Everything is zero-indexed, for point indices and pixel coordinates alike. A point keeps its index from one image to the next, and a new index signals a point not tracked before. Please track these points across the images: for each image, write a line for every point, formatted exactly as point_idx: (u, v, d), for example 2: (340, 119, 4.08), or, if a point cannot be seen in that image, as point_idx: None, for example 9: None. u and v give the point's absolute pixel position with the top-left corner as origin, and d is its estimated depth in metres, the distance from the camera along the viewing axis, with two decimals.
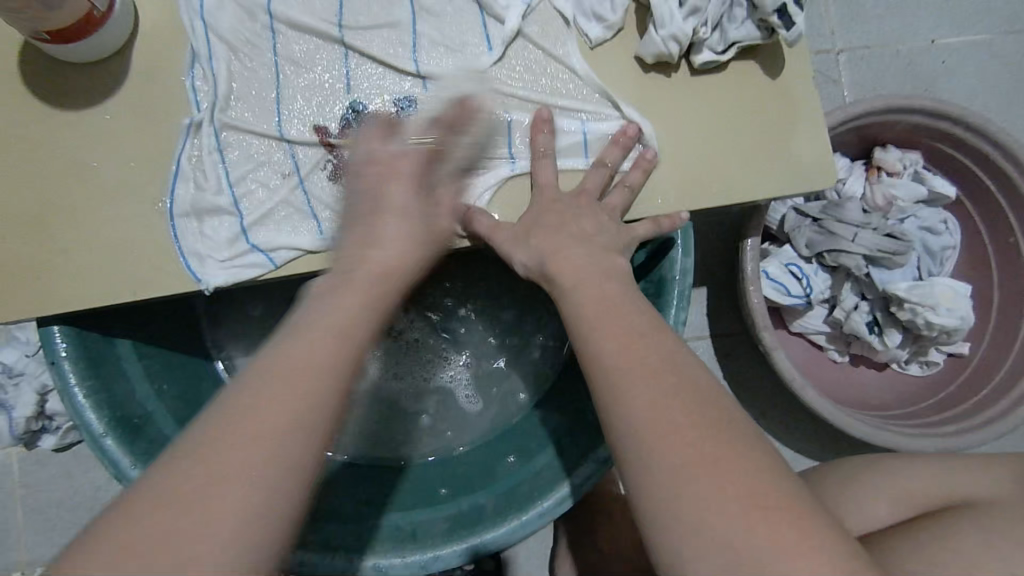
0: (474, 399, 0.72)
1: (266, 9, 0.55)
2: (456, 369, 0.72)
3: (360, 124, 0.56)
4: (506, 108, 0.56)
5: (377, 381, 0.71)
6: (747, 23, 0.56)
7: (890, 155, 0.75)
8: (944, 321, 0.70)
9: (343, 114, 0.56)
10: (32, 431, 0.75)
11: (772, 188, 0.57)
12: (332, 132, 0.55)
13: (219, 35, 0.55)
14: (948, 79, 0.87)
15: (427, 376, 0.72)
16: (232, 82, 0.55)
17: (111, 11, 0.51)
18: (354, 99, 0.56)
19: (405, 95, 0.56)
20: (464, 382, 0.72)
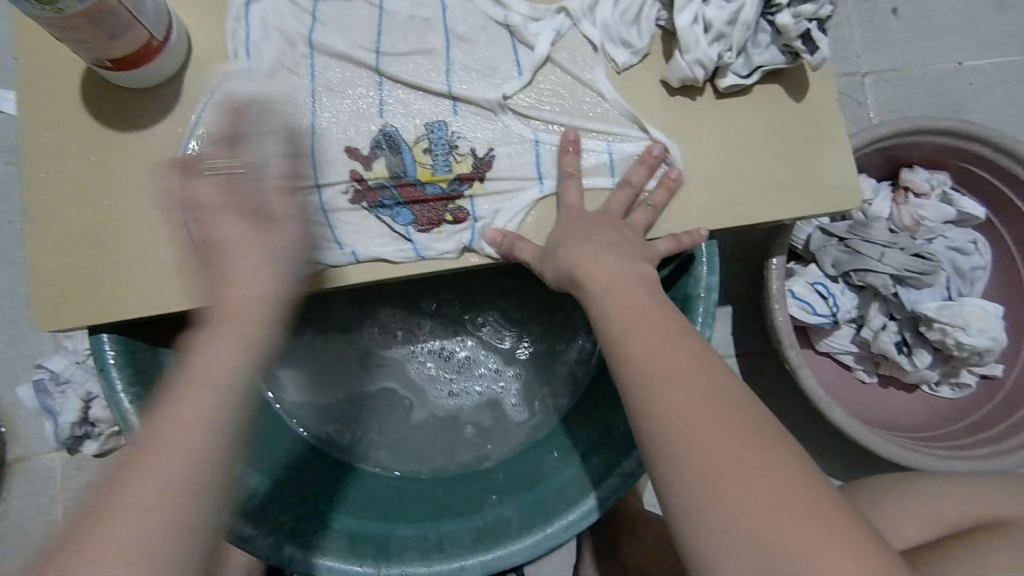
0: (523, 410, 0.72)
1: (308, 38, 0.59)
2: (500, 380, 0.74)
3: (391, 144, 0.58)
4: (535, 130, 0.59)
5: (431, 398, 0.73)
6: (772, 48, 0.58)
7: (917, 176, 0.75)
8: (975, 342, 0.70)
9: (375, 135, 0.58)
10: (75, 436, 0.78)
11: (796, 208, 0.58)
12: (364, 152, 0.58)
13: (263, 65, 0.58)
14: (977, 101, 0.87)
15: (478, 390, 0.73)
16: None
17: (167, 40, 0.55)
18: (387, 122, 0.58)
19: (436, 118, 0.59)
20: (513, 393, 0.73)
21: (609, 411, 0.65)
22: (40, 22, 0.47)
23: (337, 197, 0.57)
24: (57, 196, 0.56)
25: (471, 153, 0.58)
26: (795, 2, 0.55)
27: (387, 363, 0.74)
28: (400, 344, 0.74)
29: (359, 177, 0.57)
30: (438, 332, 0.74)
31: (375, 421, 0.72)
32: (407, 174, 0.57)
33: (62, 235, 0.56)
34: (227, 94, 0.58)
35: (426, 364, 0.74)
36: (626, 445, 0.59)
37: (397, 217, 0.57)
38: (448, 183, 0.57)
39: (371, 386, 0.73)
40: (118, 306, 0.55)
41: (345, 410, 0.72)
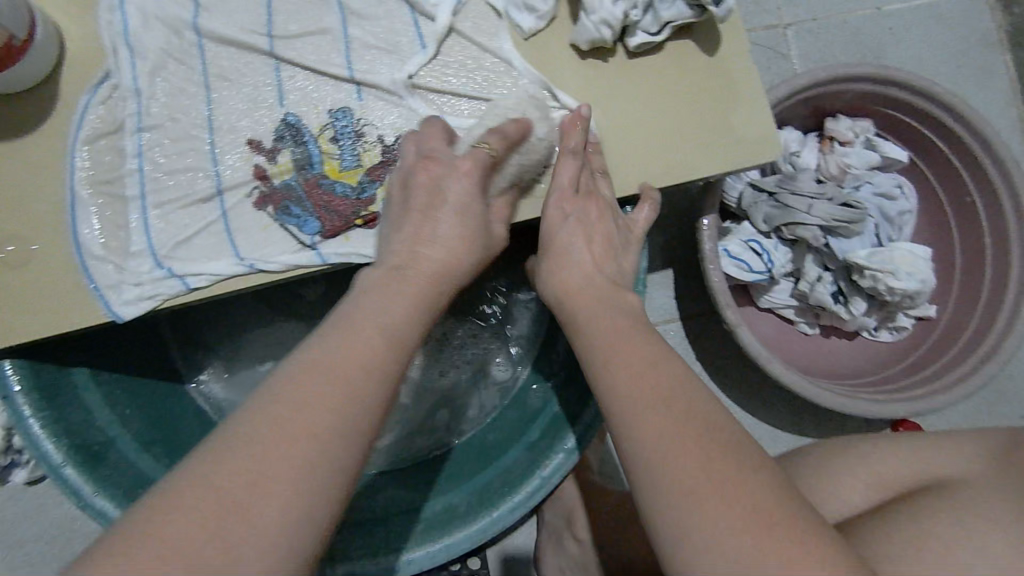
0: (508, 367, 0.71)
1: (192, 25, 0.55)
2: (476, 346, 0.72)
3: (294, 136, 0.55)
4: (445, 117, 0.56)
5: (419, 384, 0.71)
6: (678, 3, 0.56)
7: (841, 125, 0.75)
8: (905, 286, 0.70)
9: (276, 126, 0.55)
10: (1, 467, 0.73)
11: (718, 166, 0.57)
12: (267, 146, 0.55)
13: (143, 56, 0.54)
14: (897, 45, 0.87)
15: (463, 363, 0.72)
16: (164, 102, 0.54)
17: (33, 38, 0.51)
18: (286, 111, 0.55)
19: (337, 104, 0.56)
20: (494, 353, 0.72)
21: (561, 368, 0.64)
22: None
23: (240, 199, 0.54)
24: None
25: (379, 141, 0.55)
26: None
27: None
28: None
29: (265, 176, 0.54)
30: None
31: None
32: (310, 170, 0.55)
33: None
34: (111, 91, 0.54)
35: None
36: (570, 416, 0.58)
37: (303, 226, 0.53)
38: (356, 182, 0.55)
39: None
40: (10, 329, 0.51)
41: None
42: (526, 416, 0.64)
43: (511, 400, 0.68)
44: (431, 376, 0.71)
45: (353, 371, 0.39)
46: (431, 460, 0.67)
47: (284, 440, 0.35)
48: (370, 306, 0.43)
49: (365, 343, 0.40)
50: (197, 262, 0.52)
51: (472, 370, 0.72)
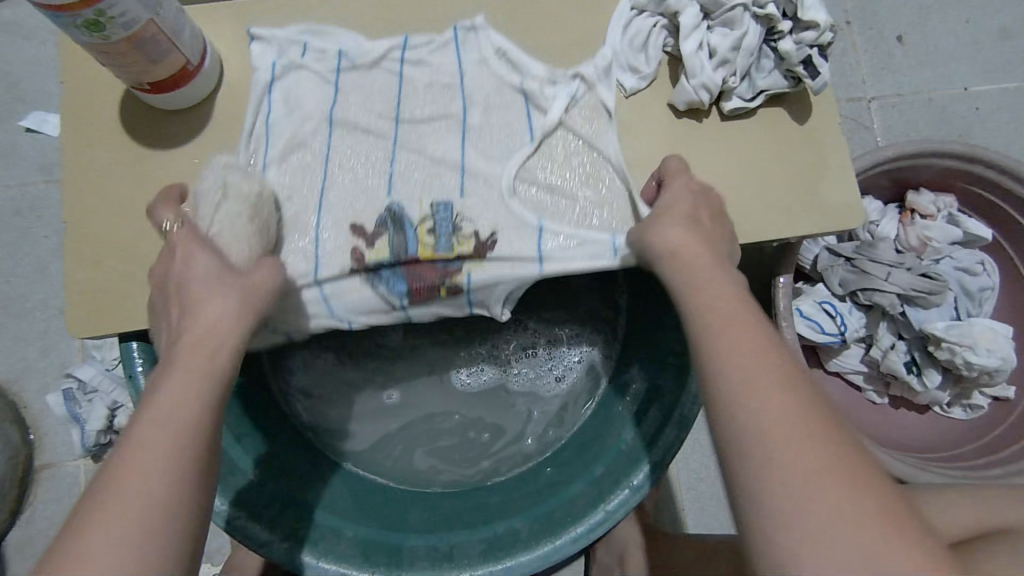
0: (612, 352, 0.74)
1: (333, 84, 0.62)
2: (584, 343, 0.74)
3: (397, 223, 0.58)
4: (537, 215, 0.58)
5: (542, 393, 0.73)
6: (775, 72, 0.60)
7: (922, 198, 0.76)
8: (985, 362, 0.70)
9: (382, 213, 0.59)
10: (99, 445, 0.80)
11: (802, 228, 0.60)
12: (370, 231, 0.58)
13: (279, 137, 0.60)
14: (982, 126, 0.89)
15: (577, 364, 0.74)
16: (294, 155, 0.60)
17: (201, 65, 0.58)
18: (394, 201, 0.59)
19: (443, 199, 0.59)
20: (600, 343, 0.74)
21: (645, 383, 0.66)
22: (86, 47, 0.50)
23: (342, 278, 0.57)
24: (94, 211, 0.59)
25: (474, 236, 0.58)
26: (797, 29, 0.58)
27: (481, 386, 0.74)
28: (491, 373, 0.74)
29: (365, 261, 0.57)
30: (512, 338, 0.74)
31: (491, 430, 0.73)
32: (408, 255, 0.57)
33: (96, 249, 0.58)
34: (250, 139, 0.60)
35: (521, 372, 0.74)
36: (665, 416, 0.61)
37: (396, 293, 0.57)
38: (449, 266, 0.57)
39: (483, 412, 0.73)
40: (149, 312, 0.57)
41: (470, 437, 0.72)
42: (621, 420, 0.66)
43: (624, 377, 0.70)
44: (552, 383, 0.73)
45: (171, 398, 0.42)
46: (555, 458, 0.70)
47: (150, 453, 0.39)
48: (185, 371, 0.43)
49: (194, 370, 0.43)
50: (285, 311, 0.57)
51: (583, 366, 0.74)
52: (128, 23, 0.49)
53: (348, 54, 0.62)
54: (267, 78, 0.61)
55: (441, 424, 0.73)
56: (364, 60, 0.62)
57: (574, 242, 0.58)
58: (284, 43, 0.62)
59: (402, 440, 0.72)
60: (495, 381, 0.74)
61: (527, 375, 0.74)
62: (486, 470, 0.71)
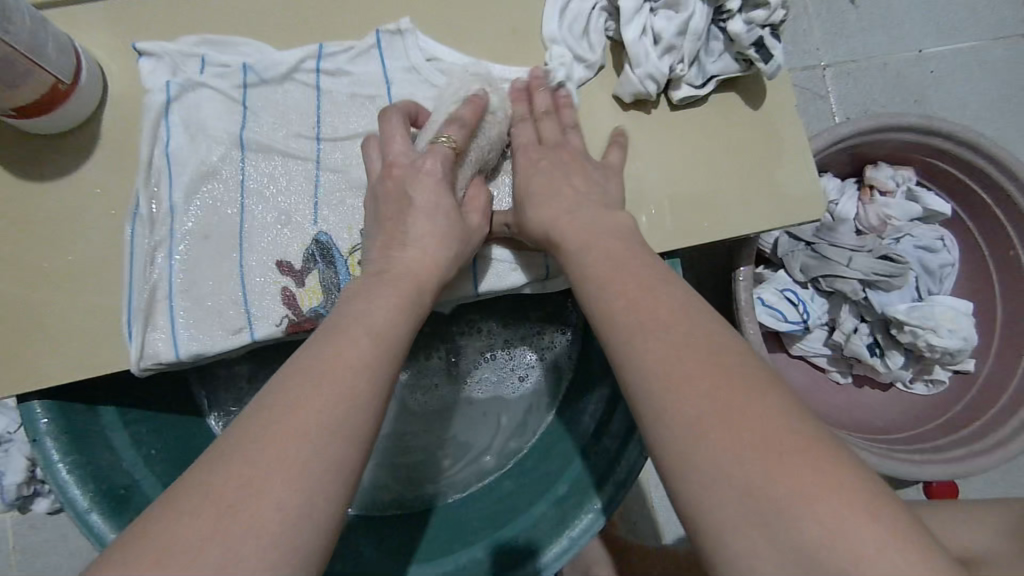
0: (575, 346, 0.70)
1: (241, 102, 0.54)
2: (545, 340, 0.70)
3: (325, 257, 0.53)
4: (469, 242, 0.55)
5: (507, 398, 0.70)
6: (725, 56, 0.55)
7: (882, 174, 0.73)
8: (947, 343, 0.68)
9: (305, 247, 0.53)
10: (22, 497, 0.75)
11: (760, 224, 0.56)
12: (296, 267, 0.53)
13: (181, 176, 0.52)
14: (938, 89, 0.86)
15: (539, 363, 0.70)
16: (200, 182, 0.52)
17: (77, 82, 0.50)
18: (319, 230, 0.53)
19: None
20: (561, 337, 0.70)
21: (609, 381, 0.63)
22: None
23: (269, 329, 0.52)
24: None
25: None
26: (746, 8, 0.53)
27: (443, 401, 0.70)
28: (452, 384, 0.70)
29: (293, 304, 0.52)
30: (469, 347, 0.70)
31: (459, 443, 0.69)
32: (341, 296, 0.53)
33: None
34: (147, 167, 0.52)
35: (483, 380, 0.70)
36: (625, 430, 0.58)
37: None
38: None
39: (450, 425, 0.70)
40: (39, 372, 0.51)
41: (439, 450, 0.69)
42: (582, 432, 0.63)
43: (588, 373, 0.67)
44: (517, 386, 0.70)
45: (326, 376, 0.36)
46: (527, 462, 0.67)
47: (307, 437, 0.33)
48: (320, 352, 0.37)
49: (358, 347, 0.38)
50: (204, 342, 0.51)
51: (546, 363, 0.70)
52: None
53: (253, 70, 0.54)
54: (162, 99, 0.53)
55: (407, 440, 0.69)
56: (274, 77, 0.54)
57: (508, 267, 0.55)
58: (176, 64, 0.54)
59: (368, 462, 0.69)
60: (459, 392, 0.70)
61: (490, 379, 0.70)
62: (459, 481, 0.68)
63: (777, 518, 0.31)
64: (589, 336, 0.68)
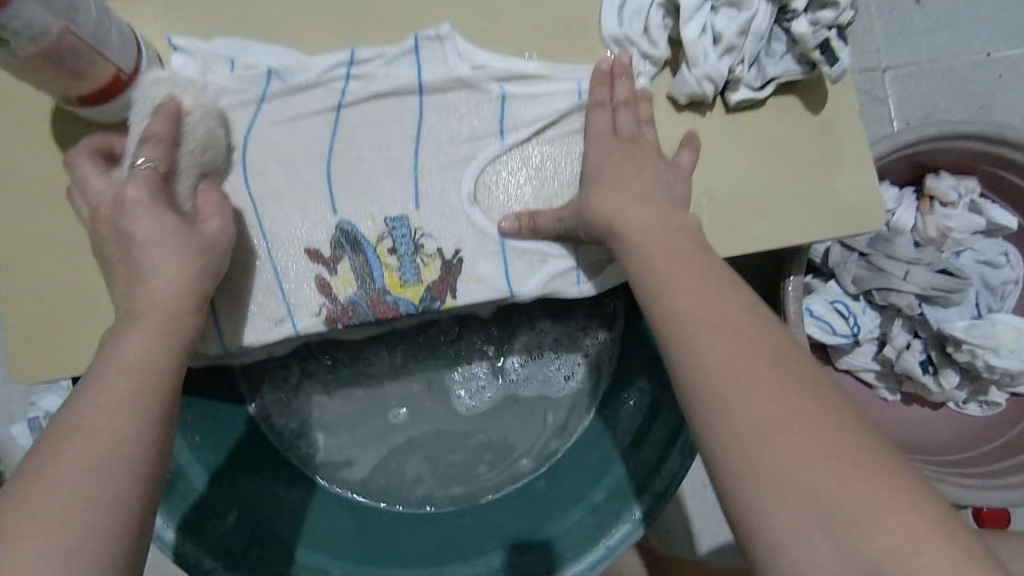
0: (623, 343, 0.66)
1: (260, 98, 0.54)
2: (592, 336, 0.66)
3: (353, 245, 0.53)
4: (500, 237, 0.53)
5: (552, 397, 0.66)
6: (787, 57, 0.53)
7: (942, 183, 0.70)
8: (1007, 365, 0.65)
9: (332, 235, 0.53)
10: None
11: (819, 232, 0.54)
12: (325, 255, 0.53)
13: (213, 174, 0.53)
14: (1007, 96, 0.81)
15: (585, 360, 0.66)
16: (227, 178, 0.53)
17: (137, 72, 0.50)
18: (343, 218, 0.53)
19: (397, 212, 0.53)
20: (609, 333, 0.66)
21: (654, 380, 0.61)
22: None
23: (309, 320, 0.52)
24: (24, 241, 0.53)
25: (437, 253, 0.53)
26: (812, 8, 0.51)
27: (486, 400, 0.67)
28: (497, 382, 0.67)
29: (329, 292, 0.52)
30: (514, 345, 0.66)
31: (501, 445, 0.66)
32: (374, 286, 0.52)
33: (32, 283, 0.53)
34: None
35: (528, 379, 0.66)
36: (670, 438, 0.56)
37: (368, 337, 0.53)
38: (418, 297, 0.52)
39: (495, 425, 0.66)
40: (80, 355, 0.52)
41: (482, 449, 0.66)
42: (624, 437, 0.62)
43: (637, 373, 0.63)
44: (563, 384, 0.66)
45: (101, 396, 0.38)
46: (571, 462, 0.64)
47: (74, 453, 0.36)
48: (143, 345, 0.41)
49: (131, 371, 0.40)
50: (253, 331, 0.52)
51: (593, 360, 0.66)
52: (34, 34, 0.42)
53: (278, 74, 0.54)
54: None
55: (451, 439, 0.67)
56: (301, 82, 0.54)
57: (540, 259, 0.53)
58: (208, 63, 0.54)
59: (410, 459, 0.66)
60: (503, 391, 0.66)
61: (535, 378, 0.67)
62: (502, 480, 0.65)
63: (838, 530, 0.30)
64: (638, 333, 0.64)
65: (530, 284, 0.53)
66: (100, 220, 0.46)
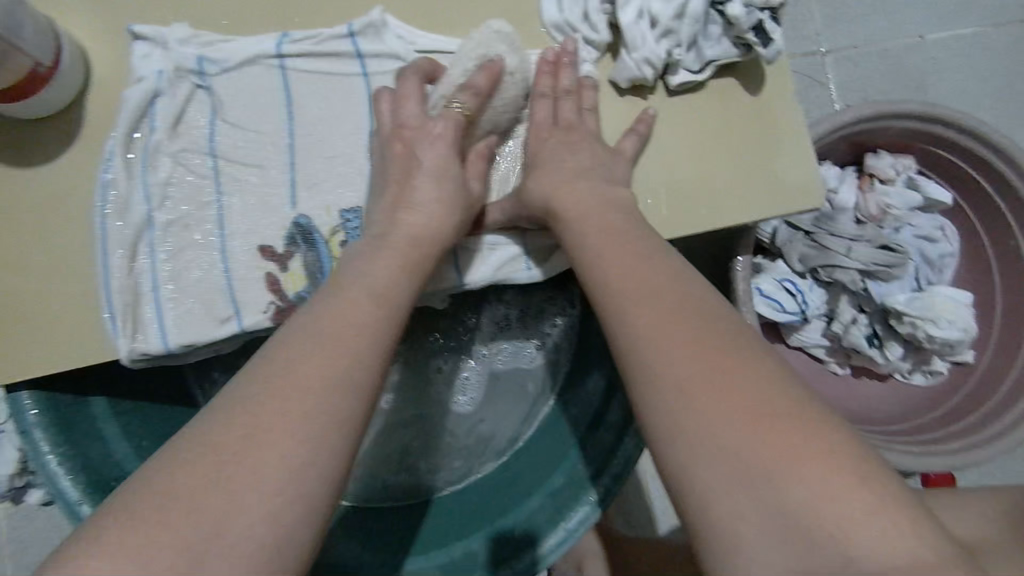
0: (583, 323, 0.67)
1: (202, 83, 0.53)
2: (553, 317, 0.68)
3: (307, 240, 0.52)
4: None
5: (522, 377, 0.68)
6: (723, 40, 0.54)
7: (882, 162, 0.73)
8: (946, 335, 0.68)
9: (287, 229, 0.52)
10: (13, 490, 0.76)
11: (761, 211, 0.55)
12: (279, 251, 0.52)
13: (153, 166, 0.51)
14: (939, 76, 0.84)
15: (551, 339, 0.68)
16: (171, 170, 0.52)
17: (57, 66, 0.49)
18: (297, 213, 0.52)
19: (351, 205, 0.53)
20: (570, 313, 0.67)
21: (607, 360, 0.62)
22: None
23: (256, 316, 0.51)
24: None
25: None
26: None
27: (456, 387, 0.67)
28: (465, 370, 0.68)
29: (278, 290, 0.52)
30: (477, 333, 0.68)
31: (474, 429, 0.67)
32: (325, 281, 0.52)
33: None
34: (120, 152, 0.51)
35: (495, 363, 0.68)
36: (626, 419, 0.57)
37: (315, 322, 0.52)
38: None
39: (467, 411, 0.67)
40: (27, 362, 0.50)
41: (461, 432, 0.67)
42: (584, 419, 0.61)
43: (594, 351, 0.64)
44: (530, 364, 0.68)
45: (323, 345, 0.38)
46: (535, 440, 0.65)
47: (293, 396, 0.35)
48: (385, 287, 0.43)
49: (346, 319, 0.40)
50: (190, 330, 0.50)
51: (557, 340, 0.68)
52: None
53: (210, 62, 0.53)
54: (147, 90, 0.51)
55: (432, 428, 0.67)
56: (232, 65, 0.53)
57: (490, 247, 0.54)
58: (170, 52, 0.52)
59: (395, 444, 0.67)
60: (476, 376, 0.68)
61: (502, 359, 0.68)
62: (476, 464, 0.66)
63: (764, 482, 0.30)
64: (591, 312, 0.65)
65: (479, 272, 0.53)
66: (403, 137, 0.51)
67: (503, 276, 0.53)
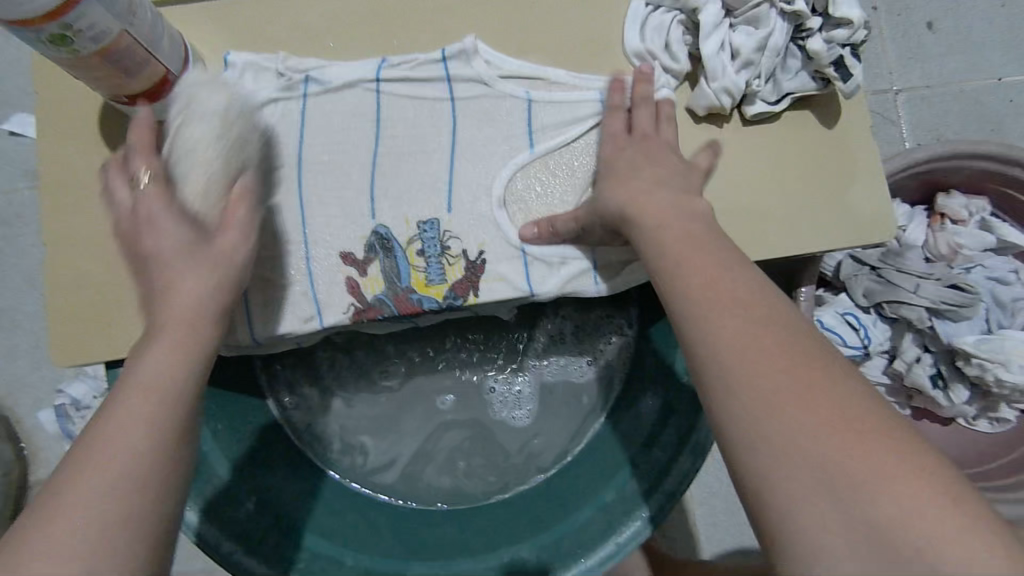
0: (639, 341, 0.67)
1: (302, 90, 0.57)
2: (610, 333, 0.68)
3: (385, 247, 0.55)
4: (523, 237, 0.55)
5: (575, 391, 0.68)
6: (802, 74, 0.55)
7: (954, 202, 0.72)
8: (1018, 380, 0.66)
9: (367, 237, 0.55)
10: None
11: (833, 243, 0.56)
12: (359, 257, 0.55)
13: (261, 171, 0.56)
14: (1017, 119, 0.83)
15: (606, 355, 0.68)
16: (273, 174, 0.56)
17: (184, 75, 0.53)
18: (378, 223, 0.55)
19: (427, 216, 0.55)
20: (626, 329, 0.68)
21: (664, 380, 0.62)
22: (56, 62, 0.46)
23: (338, 315, 0.54)
24: (67, 231, 0.56)
25: (463, 255, 0.55)
26: (828, 26, 0.53)
27: (509, 397, 0.69)
28: (519, 380, 0.69)
29: (357, 291, 0.54)
30: (532, 345, 0.69)
31: (525, 439, 0.68)
32: (401, 286, 0.54)
33: (76, 269, 0.55)
34: None
35: (549, 376, 0.69)
36: (682, 441, 0.58)
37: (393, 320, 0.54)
38: (443, 295, 0.54)
39: (519, 421, 0.68)
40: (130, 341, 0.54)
41: (512, 442, 0.68)
42: (637, 438, 0.62)
43: (650, 370, 0.64)
44: (584, 378, 0.68)
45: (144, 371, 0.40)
46: (583, 456, 0.66)
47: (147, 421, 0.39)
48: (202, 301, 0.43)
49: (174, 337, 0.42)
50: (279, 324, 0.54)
51: (612, 356, 0.68)
52: (98, 37, 0.44)
53: (314, 79, 0.57)
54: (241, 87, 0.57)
55: (483, 435, 0.68)
56: (333, 84, 0.57)
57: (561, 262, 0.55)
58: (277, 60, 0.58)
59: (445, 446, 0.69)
60: (529, 388, 0.69)
61: (556, 373, 0.69)
62: (525, 473, 0.67)
63: (845, 499, 0.31)
64: (649, 330, 0.66)
65: (549, 285, 0.55)
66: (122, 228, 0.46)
67: (574, 290, 0.55)
